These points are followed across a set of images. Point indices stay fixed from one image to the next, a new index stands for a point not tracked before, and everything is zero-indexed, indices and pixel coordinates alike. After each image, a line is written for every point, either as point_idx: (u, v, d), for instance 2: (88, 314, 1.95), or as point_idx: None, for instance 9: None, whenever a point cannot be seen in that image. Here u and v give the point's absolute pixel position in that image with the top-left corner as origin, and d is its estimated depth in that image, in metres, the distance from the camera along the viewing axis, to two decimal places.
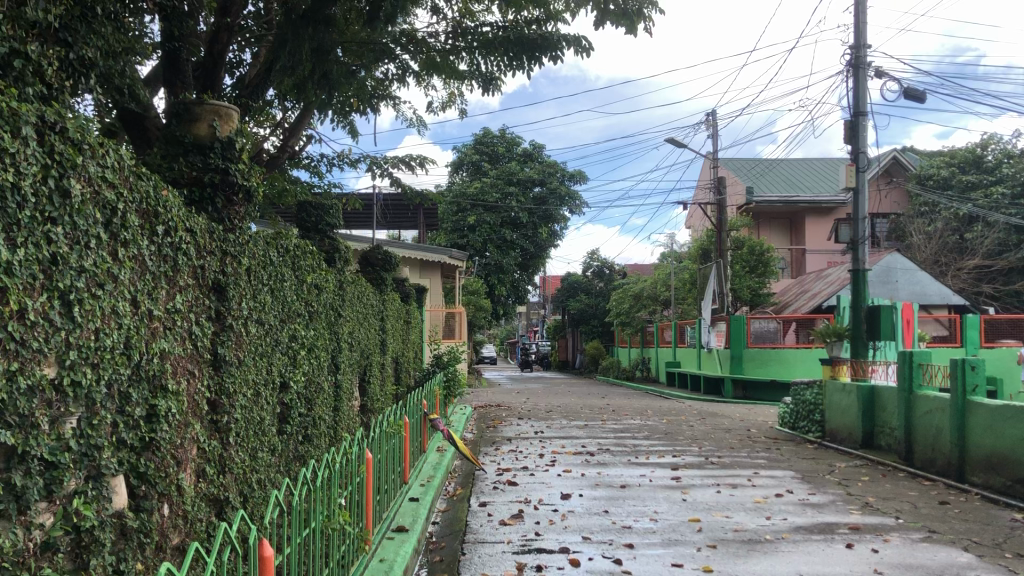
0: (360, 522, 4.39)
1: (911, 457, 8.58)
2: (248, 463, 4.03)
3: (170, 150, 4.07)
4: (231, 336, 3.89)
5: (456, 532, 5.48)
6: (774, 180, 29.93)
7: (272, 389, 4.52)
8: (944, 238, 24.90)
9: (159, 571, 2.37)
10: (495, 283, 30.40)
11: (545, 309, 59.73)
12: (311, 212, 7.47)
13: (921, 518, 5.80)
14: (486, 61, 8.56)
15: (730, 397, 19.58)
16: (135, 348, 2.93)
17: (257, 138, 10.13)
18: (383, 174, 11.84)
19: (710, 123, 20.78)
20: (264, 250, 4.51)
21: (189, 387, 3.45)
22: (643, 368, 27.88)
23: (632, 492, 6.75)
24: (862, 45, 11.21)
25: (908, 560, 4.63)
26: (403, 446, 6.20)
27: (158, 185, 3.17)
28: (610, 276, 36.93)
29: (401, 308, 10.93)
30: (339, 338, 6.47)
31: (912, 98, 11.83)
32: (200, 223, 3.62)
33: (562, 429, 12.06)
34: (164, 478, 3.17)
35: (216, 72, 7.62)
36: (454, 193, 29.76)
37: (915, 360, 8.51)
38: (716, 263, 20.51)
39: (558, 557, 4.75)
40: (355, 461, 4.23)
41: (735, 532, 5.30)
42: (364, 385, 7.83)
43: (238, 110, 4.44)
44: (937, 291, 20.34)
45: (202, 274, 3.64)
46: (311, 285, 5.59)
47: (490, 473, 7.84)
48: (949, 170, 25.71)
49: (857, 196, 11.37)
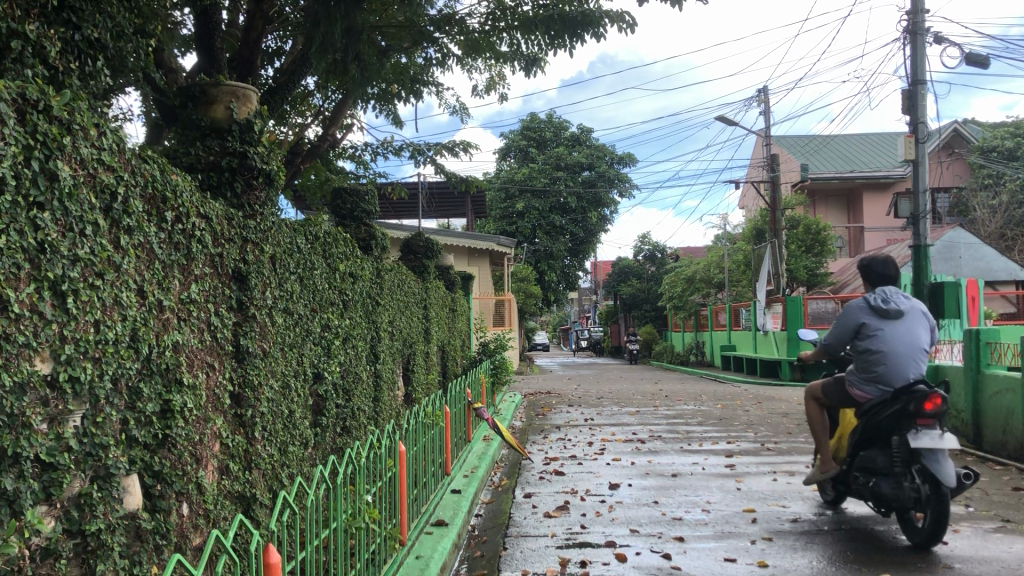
0: (395, 519, 4.22)
1: (980, 440, 8.18)
2: (277, 458, 3.89)
3: (188, 135, 3.92)
4: (255, 328, 3.73)
5: (499, 525, 5.28)
6: (829, 157, 29.26)
7: (304, 380, 4.38)
8: (1010, 212, 24.13)
9: (170, 567, 2.22)
10: (545, 269, 30.17)
11: (597, 296, 59.27)
12: (346, 198, 7.29)
13: (994, 506, 5.44)
14: (528, 43, 8.34)
15: (787, 380, 19.04)
16: (143, 341, 2.77)
17: (297, 128, 10.07)
18: (427, 161, 11.73)
19: (762, 99, 20.32)
20: (291, 236, 4.35)
21: (209, 380, 3.31)
22: (697, 352, 27.34)
23: (684, 482, 6.48)
24: (920, 10, 10.72)
25: (981, 553, 4.31)
26: (445, 437, 6.05)
27: (165, 168, 3.02)
28: (662, 259, 36.48)
29: (447, 295, 10.78)
30: (378, 327, 6.30)
31: (975, 65, 11.29)
32: (216, 208, 3.47)
33: (613, 415, 11.82)
34: (181, 477, 3.01)
35: (253, 60, 7.47)
36: (502, 179, 29.61)
37: (982, 339, 8.17)
38: (772, 244, 20.05)
39: (603, 552, 4.52)
40: (385, 456, 4.05)
41: (793, 523, 5.02)
42: (408, 374, 7.73)
43: (258, 91, 4.25)
44: (1004, 266, 19.63)
45: (221, 263, 3.50)
46: (345, 272, 5.42)
47: (537, 463, 7.63)
48: (1014, 141, 24.79)
49: (916, 169, 10.87)
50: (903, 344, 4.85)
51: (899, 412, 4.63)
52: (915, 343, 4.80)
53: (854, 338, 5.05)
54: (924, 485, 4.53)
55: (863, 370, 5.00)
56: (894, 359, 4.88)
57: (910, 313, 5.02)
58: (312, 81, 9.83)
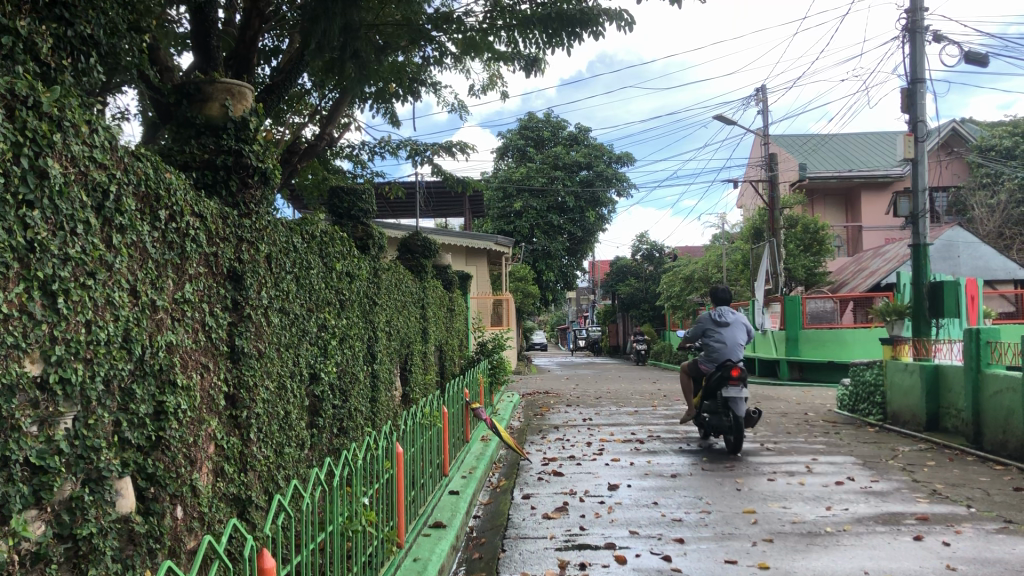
0: (392, 520, 4.17)
1: (981, 440, 8.15)
2: (273, 459, 3.85)
3: (182, 132, 3.87)
4: (250, 328, 3.68)
5: (497, 526, 5.24)
6: (827, 156, 29.24)
7: (300, 381, 4.33)
8: (1008, 211, 24.11)
9: (161, 572, 2.17)
10: (543, 268, 30.15)
11: (595, 296, 59.27)
12: (343, 197, 7.25)
13: (995, 506, 5.41)
14: (526, 43, 8.32)
15: (786, 380, 19.10)
16: (136, 342, 2.72)
17: (293, 126, 10.02)
18: (425, 161, 11.69)
19: (761, 98, 20.29)
20: (287, 236, 4.31)
21: (203, 381, 3.27)
22: None
23: (684, 482, 6.44)
24: (919, 8, 10.68)
25: (984, 554, 4.27)
26: (442, 437, 6.01)
27: (159, 166, 2.98)
28: (660, 258, 36.48)
29: (445, 295, 10.73)
30: (376, 326, 6.26)
31: (973, 64, 11.25)
32: (211, 207, 3.43)
33: (612, 415, 11.79)
34: (176, 479, 2.97)
35: (249, 58, 7.42)
36: (500, 179, 29.56)
37: (983, 338, 8.08)
38: (770, 243, 20.03)
39: (603, 554, 4.48)
40: (382, 458, 4.02)
41: (794, 524, 4.97)
42: (406, 373, 7.69)
43: (253, 89, 4.22)
44: (1003, 265, 19.61)
45: (216, 263, 3.46)
46: (342, 272, 5.37)
47: (535, 463, 7.60)
48: (1012, 140, 24.79)
49: (916, 168, 10.84)
50: (728, 339, 8.29)
51: (721, 378, 8.04)
52: (733, 339, 8.24)
53: (703, 336, 8.47)
54: (733, 417, 7.90)
55: (707, 355, 8.45)
56: (724, 349, 8.25)
57: (736, 321, 8.48)
58: (309, 80, 9.79)
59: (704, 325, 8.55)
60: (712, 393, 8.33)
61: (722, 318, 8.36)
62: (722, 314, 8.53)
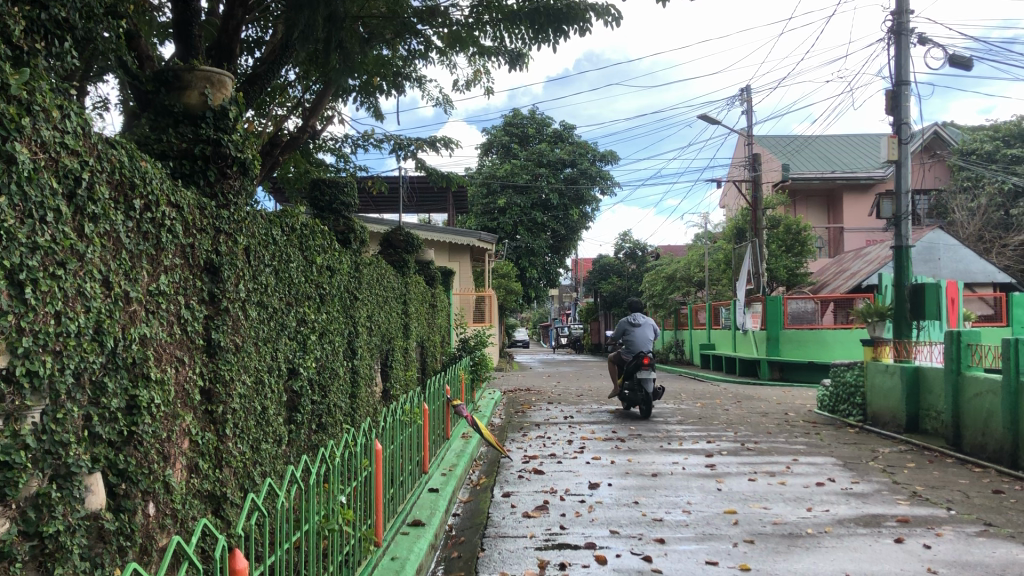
0: (369, 520, 4.11)
1: (960, 442, 8.17)
2: (249, 456, 3.78)
3: (159, 121, 3.79)
4: (227, 321, 3.61)
5: (477, 525, 5.19)
6: (811, 157, 29.35)
7: (278, 377, 4.26)
8: (988, 215, 24.28)
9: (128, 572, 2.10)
10: (526, 266, 30.11)
11: (577, 293, 59.35)
12: (325, 189, 7.17)
13: (975, 509, 5.42)
14: (512, 37, 8.26)
15: (766, 379, 18.88)
16: (109, 334, 2.65)
17: (275, 118, 9.91)
18: (409, 156, 11.61)
19: (746, 98, 20.32)
20: (266, 228, 4.23)
21: (178, 375, 3.19)
22: (676, 351, 27.36)
23: (664, 481, 6.41)
24: (905, 11, 10.69)
25: (965, 558, 4.25)
26: (422, 434, 5.94)
27: (134, 154, 2.90)
28: (642, 257, 36.54)
29: (426, 290, 10.64)
30: (356, 322, 6.18)
31: (957, 67, 11.29)
32: (188, 197, 3.36)
33: (593, 413, 11.77)
34: (148, 475, 2.89)
35: (232, 47, 7.31)
36: (484, 174, 29.48)
37: (963, 340, 8.14)
38: (752, 243, 20.07)
39: (583, 554, 4.43)
40: (360, 455, 3.96)
41: (774, 525, 4.95)
42: (386, 369, 7.62)
43: (234, 77, 4.11)
44: (982, 268, 19.76)
45: (193, 254, 3.38)
46: (322, 266, 5.29)
47: (515, 461, 7.55)
48: (993, 144, 24.98)
49: (899, 170, 10.86)
50: (641, 335, 11.24)
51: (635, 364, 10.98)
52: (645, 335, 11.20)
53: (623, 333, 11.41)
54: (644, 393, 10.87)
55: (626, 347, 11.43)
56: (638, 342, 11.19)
57: (647, 323, 11.43)
58: (292, 70, 9.69)
59: (624, 325, 11.44)
60: (629, 375, 11.24)
61: (638, 320, 11.23)
62: (636, 316, 11.45)
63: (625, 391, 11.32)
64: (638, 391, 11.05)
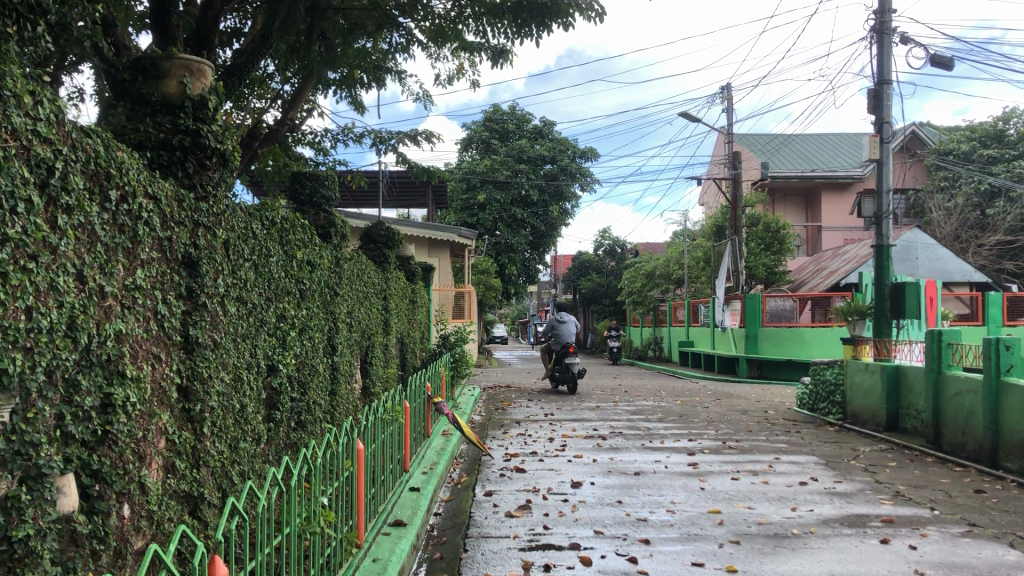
0: (351, 520, 4.02)
1: (940, 441, 8.19)
2: (227, 455, 3.68)
3: (136, 111, 3.68)
4: (205, 317, 3.51)
5: (459, 524, 5.12)
6: (790, 155, 29.46)
7: (257, 374, 4.16)
8: (965, 214, 24.44)
9: None
10: (506, 262, 30.01)
11: (556, 290, 59.42)
12: (305, 182, 7.06)
13: (958, 509, 5.41)
14: (493, 31, 8.16)
15: (744, 376, 18.97)
16: (82, 330, 2.55)
17: (254, 111, 9.76)
18: (389, 150, 11.50)
19: (726, 96, 20.35)
20: (246, 221, 4.13)
21: (154, 372, 3.10)
22: (655, 348, 27.38)
23: (647, 480, 6.37)
24: (887, 10, 10.71)
25: (951, 559, 4.22)
26: (403, 433, 5.85)
27: (110, 144, 2.80)
28: (622, 254, 36.58)
29: (407, 286, 10.55)
30: (336, 318, 6.08)
31: (939, 67, 11.33)
32: (165, 189, 3.26)
33: (573, 411, 11.74)
34: (123, 476, 2.80)
35: (210, 38, 7.18)
36: (464, 170, 29.36)
37: (944, 339, 8.13)
38: (732, 240, 20.08)
39: (568, 555, 4.37)
40: (342, 455, 3.87)
41: (759, 526, 4.91)
42: (366, 366, 7.51)
43: (212, 66, 4.00)
44: (959, 268, 19.90)
45: (170, 248, 3.28)
46: (302, 260, 5.19)
47: (497, 459, 7.49)
48: (970, 144, 25.19)
49: (880, 169, 10.88)
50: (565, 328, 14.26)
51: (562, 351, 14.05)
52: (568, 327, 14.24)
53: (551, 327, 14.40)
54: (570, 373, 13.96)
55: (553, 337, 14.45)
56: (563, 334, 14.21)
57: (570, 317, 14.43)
58: (270, 62, 9.55)
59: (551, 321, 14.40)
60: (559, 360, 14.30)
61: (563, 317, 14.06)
62: (561, 314, 14.43)
63: (556, 373, 14.41)
64: (567, 373, 14.15)
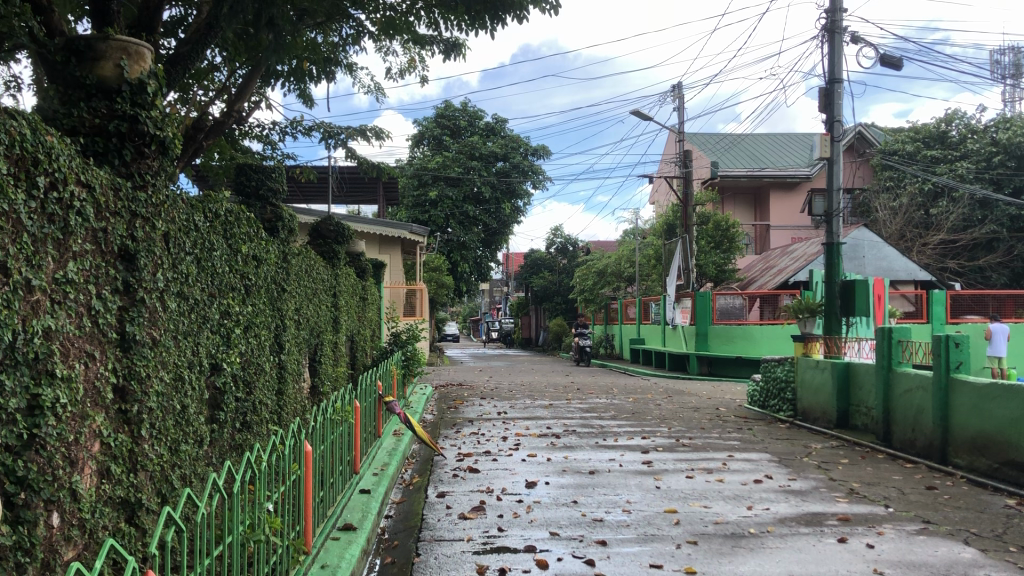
0: (298, 526, 3.87)
1: (890, 438, 8.25)
2: (167, 458, 3.50)
3: (69, 94, 3.48)
4: (144, 313, 3.33)
5: (411, 527, 4.99)
6: (740, 154, 29.77)
7: (199, 372, 3.98)
8: (910, 214, 24.78)
9: None
10: (457, 259, 29.82)
11: (508, 287, 59.53)
12: (250, 174, 6.85)
13: (912, 505, 5.42)
14: (445, 25, 8.04)
15: (695, 374, 19.49)
16: (6, 328, 2.36)
17: (197, 103, 9.47)
18: (338, 144, 11.29)
19: (677, 94, 20.45)
20: (187, 213, 3.94)
21: (87, 372, 2.91)
22: (606, 345, 27.44)
23: (602, 479, 6.30)
24: (838, 9, 10.79)
25: (909, 557, 4.20)
26: (353, 433, 5.69)
27: (38, 127, 2.62)
28: (574, 252, 36.62)
29: (357, 283, 10.37)
30: (283, 315, 5.90)
31: (887, 67, 11.43)
32: (100, 176, 3.07)
33: (526, 409, 11.66)
34: (52, 483, 2.61)
35: (152, 25, 6.93)
36: (415, 166, 29.07)
37: (895, 336, 8.21)
38: (682, 238, 20.09)
39: (523, 558, 4.27)
40: (288, 459, 3.71)
41: (715, 525, 4.85)
42: (314, 365, 7.32)
43: (151, 48, 3.80)
44: (904, 266, 20.23)
45: (105, 239, 3.10)
46: (247, 255, 5.00)
47: (449, 459, 7.36)
48: (914, 145, 25.74)
49: (831, 167, 10.95)
50: None
51: None
52: None
53: None
54: None
55: None
56: None
57: None
58: (215, 52, 9.30)
59: None
60: None
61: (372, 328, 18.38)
62: None
63: None
64: None
